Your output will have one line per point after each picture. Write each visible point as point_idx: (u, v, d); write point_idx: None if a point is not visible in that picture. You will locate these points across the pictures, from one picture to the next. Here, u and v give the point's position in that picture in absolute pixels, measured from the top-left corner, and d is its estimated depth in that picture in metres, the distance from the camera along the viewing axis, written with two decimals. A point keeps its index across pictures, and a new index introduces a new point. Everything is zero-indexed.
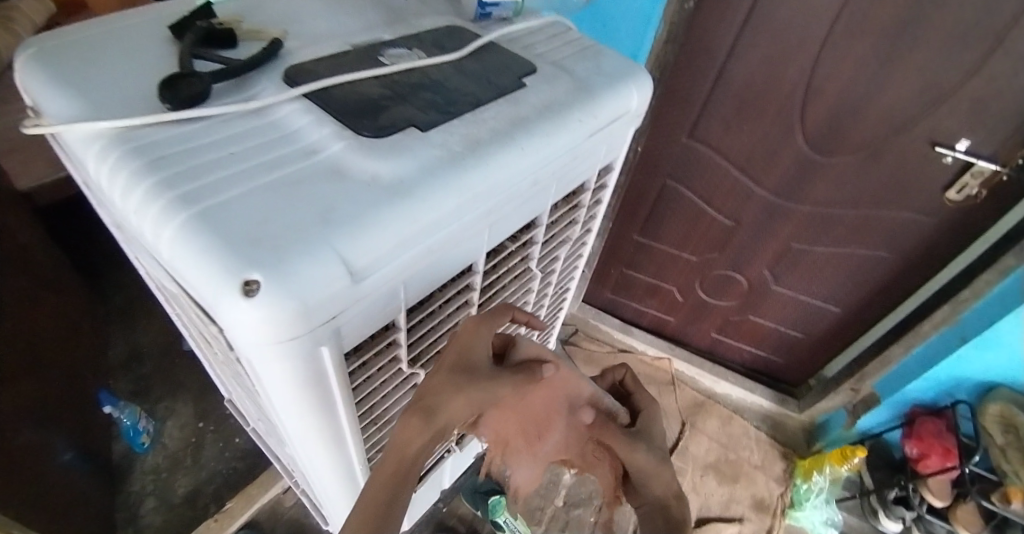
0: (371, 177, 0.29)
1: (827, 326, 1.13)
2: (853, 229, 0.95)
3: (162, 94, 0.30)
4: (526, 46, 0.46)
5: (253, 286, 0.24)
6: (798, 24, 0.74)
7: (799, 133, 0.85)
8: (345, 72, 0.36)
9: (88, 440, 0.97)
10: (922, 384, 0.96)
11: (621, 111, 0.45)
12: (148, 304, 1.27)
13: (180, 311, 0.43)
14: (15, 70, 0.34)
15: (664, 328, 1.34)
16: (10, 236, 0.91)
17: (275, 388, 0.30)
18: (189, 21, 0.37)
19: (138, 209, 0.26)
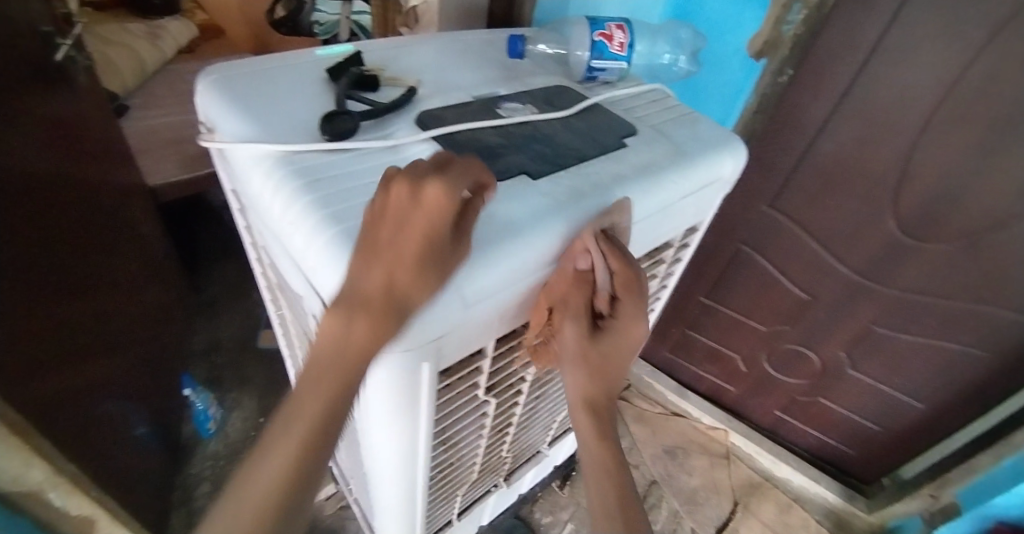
0: (487, 217, 0.33)
1: (908, 424, 1.05)
2: (943, 321, 0.89)
3: (321, 127, 0.36)
4: (627, 109, 0.50)
5: (384, 301, 0.28)
6: (895, 107, 0.73)
7: (890, 216, 0.82)
8: (468, 121, 0.41)
9: (164, 417, 1.05)
10: (1006, 499, 0.87)
11: (714, 178, 0.47)
12: (236, 304, 1.39)
13: (289, 313, 0.47)
14: (198, 92, 0.41)
15: (723, 397, 1.29)
16: (134, 226, 1.04)
17: (376, 394, 0.33)
18: (344, 66, 0.43)
19: (295, 221, 0.31)
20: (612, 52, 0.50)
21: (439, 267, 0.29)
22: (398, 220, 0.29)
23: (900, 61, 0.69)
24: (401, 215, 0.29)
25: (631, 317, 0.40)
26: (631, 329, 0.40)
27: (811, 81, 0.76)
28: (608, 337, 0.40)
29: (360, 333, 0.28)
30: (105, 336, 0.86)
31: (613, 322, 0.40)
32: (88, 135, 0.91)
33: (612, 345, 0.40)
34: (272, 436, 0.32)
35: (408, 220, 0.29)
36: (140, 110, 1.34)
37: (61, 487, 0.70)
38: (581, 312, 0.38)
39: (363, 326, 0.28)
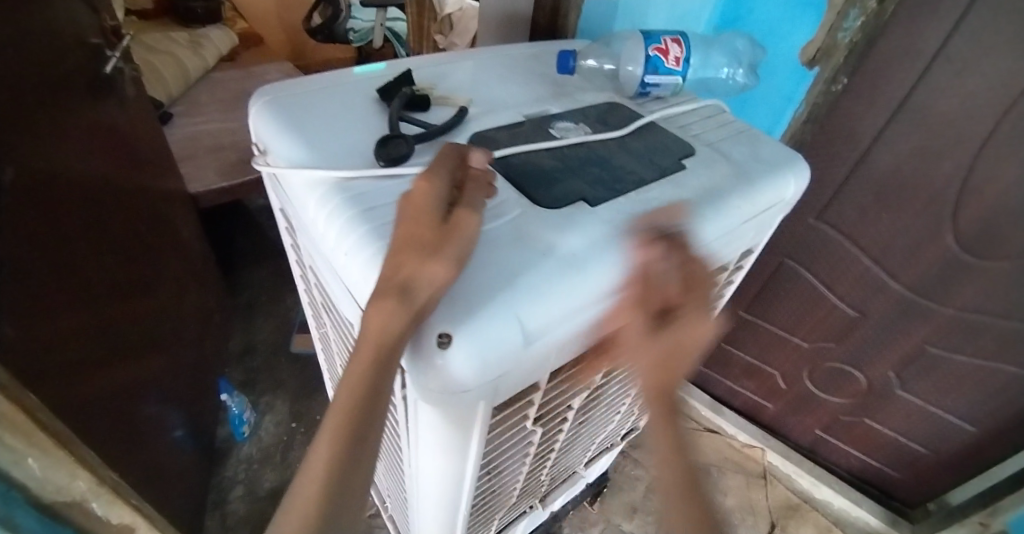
0: (548, 248, 0.32)
1: (958, 446, 0.96)
2: (1003, 343, 0.81)
3: (376, 153, 0.36)
4: (682, 126, 0.48)
5: (446, 339, 0.27)
6: (958, 119, 0.67)
7: (949, 232, 0.75)
8: (522, 143, 0.40)
9: (201, 420, 1.06)
10: None
11: (777, 200, 0.45)
12: (271, 308, 1.41)
13: (335, 333, 0.47)
14: (252, 113, 0.41)
15: (759, 413, 1.22)
16: (176, 232, 1.06)
17: (429, 431, 0.32)
18: (396, 86, 0.43)
19: (351, 252, 0.31)
20: (667, 67, 0.48)
21: (458, 244, 0.29)
22: (413, 210, 0.30)
23: (957, 72, 0.65)
24: (414, 206, 0.30)
25: (696, 320, 0.34)
26: (695, 337, 0.34)
27: (867, 89, 0.72)
28: (670, 336, 0.34)
29: (377, 325, 0.27)
30: (147, 341, 0.88)
31: (676, 323, 0.34)
32: (134, 143, 0.93)
33: (672, 348, 0.35)
34: (308, 462, 0.30)
35: (421, 204, 0.30)
36: (184, 118, 1.37)
37: (105, 496, 0.72)
38: (642, 302, 0.33)
39: (380, 316, 0.27)
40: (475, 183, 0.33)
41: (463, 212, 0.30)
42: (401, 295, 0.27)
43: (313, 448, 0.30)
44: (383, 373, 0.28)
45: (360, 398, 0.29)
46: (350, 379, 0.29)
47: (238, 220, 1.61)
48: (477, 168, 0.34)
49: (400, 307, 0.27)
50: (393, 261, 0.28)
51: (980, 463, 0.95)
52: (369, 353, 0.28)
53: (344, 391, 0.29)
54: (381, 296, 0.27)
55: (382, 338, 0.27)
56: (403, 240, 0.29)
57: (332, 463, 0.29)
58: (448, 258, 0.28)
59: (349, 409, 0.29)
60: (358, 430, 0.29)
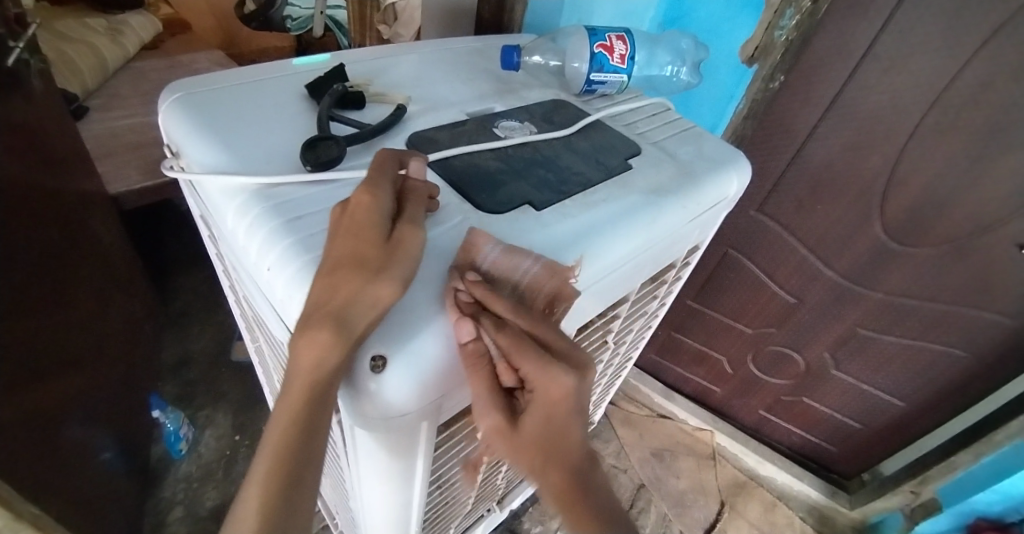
0: (492, 256, 0.31)
1: (889, 420, 1.02)
2: (926, 323, 0.86)
3: (303, 156, 0.33)
4: (628, 124, 0.47)
5: (380, 363, 0.25)
6: (885, 115, 0.71)
7: (876, 222, 0.79)
8: (464, 144, 0.39)
9: (131, 440, 0.98)
10: (989, 495, 0.86)
11: (721, 197, 0.45)
12: (208, 313, 1.32)
13: (268, 349, 0.44)
14: (162, 112, 0.37)
15: (707, 398, 1.26)
16: (95, 238, 0.97)
17: (371, 457, 0.31)
18: (326, 82, 0.39)
19: (275, 267, 0.28)
20: (613, 64, 0.47)
21: (405, 264, 0.27)
22: (353, 225, 0.28)
23: (885, 69, 0.68)
24: (353, 222, 0.28)
25: (554, 381, 0.28)
26: (559, 398, 0.28)
27: (803, 86, 0.74)
28: (535, 411, 0.29)
29: (310, 360, 0.25)
30: (67, 357, 0.80)
31: (534, 396, 0.29)
32: (42, 141, 0.83)
33: (544, 424, 0.29)
34: (239, 509, 0.27)
35: (363, 218, 0.27)
36: (101, 111, 1.26)
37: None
38: (501, 376, 0.28)
39: (312, 351, 0.24)
40: (417, 194, 0.31)
41: (409, 227, 0.28)
42: (338, 325, 0.24)
43: (243, 495, 0.27)
44: (317, 412, 0.26)
45: (298, 440, 0.27)
46: (281, 418, 0.27)
47: (167, 221, 1.51)
48: (412, 177, 0.32)
49: (339, 339, 0.24)
50: (329, 281, 0.26)
51: (909, 437, 1.02)
52: (300, 393, 0.26)
53: (275, 435, 0.27)
54: (312, 327, 0.24)
55: (317, 374, 0.25)
56: (342, 257, 0.27)
57: (267, 510, 0.26)
58: (394, 278, 0.26)
59: (282, 453, 0.27)
60: (293, 472, 0.27)
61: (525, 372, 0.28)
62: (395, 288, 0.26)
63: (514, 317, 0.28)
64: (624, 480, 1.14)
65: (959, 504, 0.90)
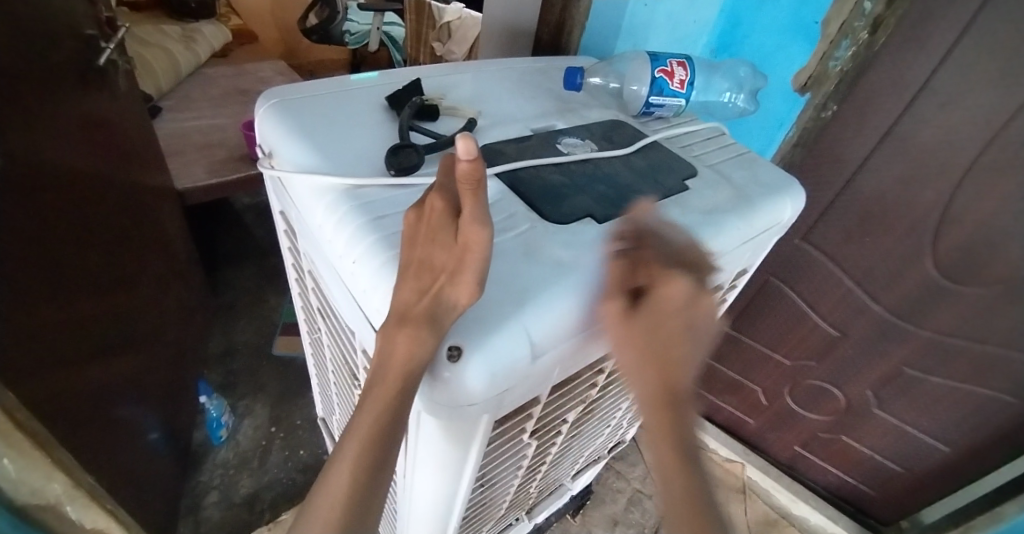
0: (557, 263, 0.33)
1: (933, 466, 0.98)
2: (977, 366, 0.83)
3: (387, 161, 0.36)
4: (684, 146, 0.49)
5: (456, 352, 0.28)
6: (940, 150, 0.70)
7: (928, 258, 0.77)
8: (529, 158, 0.41)
9: (177, 422, 1.03)
10: None
11: (774, 223, 0.45)
12: (255, 309, 1.39)
13: (331, 339, 0.47)
14: (259, 116, 0.41)
15: (739, 428, 1.23)
16: (161, 227, 1.04)
17: (433, 444, 0.33)
18: (406, 95, 0.43)
19: (360, 260, 0.31)
20: (672, 89, 0.49)
21: (478, 268, 0.28)
22: (431, 230, 0.30)
23: (943, 102, 0.67)
24: (429, 228, 0.30)
25: (669, 282, 0.33)
26: (673, 298, 0.33)
27: (855, 116, 0.74)
28: (647, 315, 0.33)
29: (405, 355, 0.27)
30: (126, 339, 0.86)
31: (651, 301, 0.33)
32: (122, 135, 0.91)
33: (657, 321, 0.33)
34: (322, 488, 0.29)
35: (438, 224, 0.29)
36: (173, 112, 1.35)
37: (80, 500, 0.71)
38: (620, 284, 0.33)
39: (407, 346, 0.27)
40: (473, 186, 0.28)
41: (472, 225, 0.28)
42: (431, 325, 0.27)
43: (329, 474, 0.30)
44: (406, 401, 0.29)
45: (387, 427, 0.29)
46: (373, 408, 0.29)
47: (223, 219, 1.59)
48: (462, 163, 0.26)
49: (428, 334, 0.27)
50: (417, 286, 0.28)
51: (954, 484, 0.97)
52: (396, 384, 0.28)
53: (365, 422, 0.29)
54: (409, 327, 0.27)
55: (410, 369, 0.28)
56: (419, 262, 0.29)
57: (354, 491, 0.29)
58: (463, 279, 0.28)
59: (370, 439, 0.29)
60: (378, 458, 0.29)
61: (654, 286, 0.33)
62: (473, 291, 0.28)
63: (655, 250, 0.34)
64: (649, 505, 1.12)
65: None
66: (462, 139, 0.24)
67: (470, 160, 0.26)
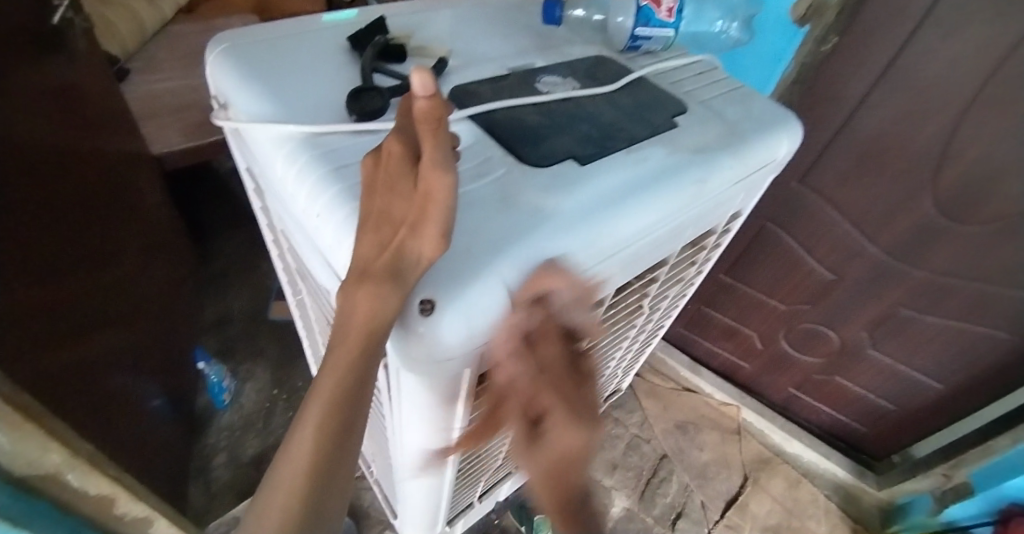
0: (535, 208, 0.31)
1: (926, 403, 0.99)
2: (973, 304, 0.82)
3: (348, 107, 0.33)
4: (673, 82, 0.46)
5: (428, 306, 0.26)
6: (942, 82, 0.66)
7: (927, 196, 0.75)
8: (504, 98, 0.38)
9: (177, 390, 1.04)
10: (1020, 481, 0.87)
11: (768, 161, 0.43)
12: (246, 275, 1.37)
13: (310, 299, 0.46)
14: (209, 63, 0.38)
15: (735, 373, 1.24)
16: (140, 196, 1.01)
17: (414, 401, 0.32)
18: (369, 35, 0.40)
19: (322, 214, 0.29)
20: (660, 19, 0.46)
21: (441, 218, 0.26)
22: (387, 179, 0.27)
23: (946, 33, 0.63)
24: (388, 176, 0.27)
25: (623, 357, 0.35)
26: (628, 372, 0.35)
27: (856, 49, 0.70)
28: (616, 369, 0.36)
29: (367, 311, 0.26)
30: (114, 309, 0.84)
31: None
32: (88, 101, 0.86)
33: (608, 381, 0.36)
34: (288, 450, 0.29)
35: (395, 170, 0.27)
36: (142, 74, 1.28)
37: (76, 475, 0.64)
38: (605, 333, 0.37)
39: (370, 302, 0.26)
40: (434, 125, 0.24)
41: (433, 170, 0.25)
42: (394, 279, 0.26)
43: (294, 435, 0.29)
44: (370, 362, 0.28)
45: (350, 389, 0.29)
46: (336, 370, 0.29)
47: (206, 184, 1.55)
48: (419, 101, 0.22)
49: (392, 288, 0.25)
50: (377, 240, 0.27)
51: (949, 417, 0.98)
52: (360, 339, 0.27)
53: (330, 385, 0.29)
54: (371, 280, 0.26)
55: (370, 327, 0.26)
56: (380, 213, 0.27)
57: (317, 456, 0.29)
58: (426, 230, 0.26)
59: (336, 401, 0.29)
60: (343, 420, 0.29)
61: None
62: (438, 245, 0.26)
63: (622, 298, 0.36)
64: (647, 449, 1.15)
65: (994, 489, 0.91)
66: (416, 74, 0.20)
67: (429, 97, 0.22)
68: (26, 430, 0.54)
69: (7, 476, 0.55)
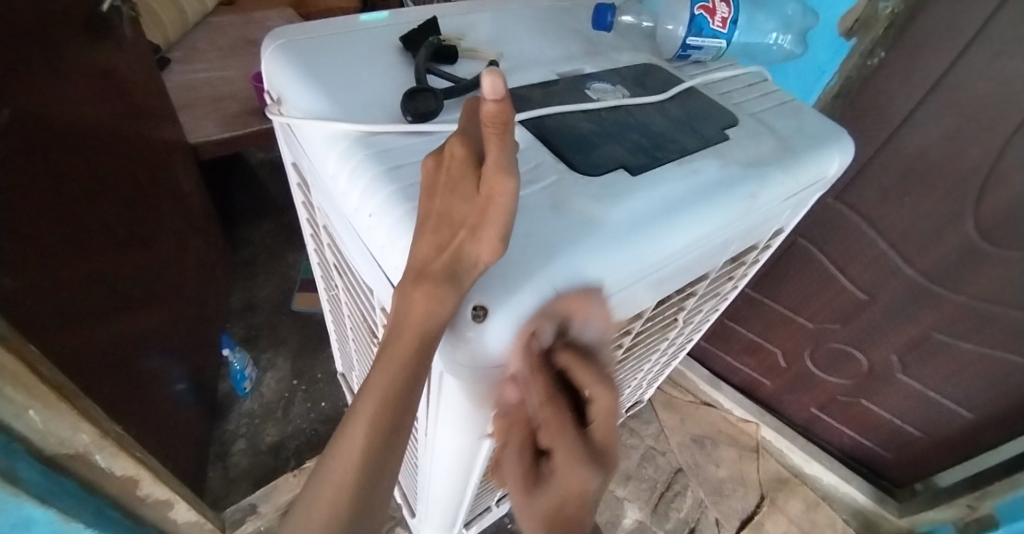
0: (585, 217, 0.31)
1: (955, 431, 0.96)
2: (1012, 332, 0.79)
3: (403, 107, 0.34)
4: (724, 93, 0.45)
5: (481, 313, 0.26)
6: (993, 102, 0.64)
7: (971, 218, 0.73)
8: (556, 104, 0.38)
9: (202, 374, 1.06)
10: None
11: (820, 177, 0.42)
12: (273, 264, 1.39)
13: (349, 295, 0.47)
14: (265, 59, 0.38)
15: (756, 389, 1.22)
16: (177, 184, 1.03)
17: (456, 405, 0.32)
18: (422, 35, 0.40)
19: (377, 215, 0.29)
20: (712, 28, 0.45)
21: (502, 223, 0.26)
22: (448, 182, 0.27)
23: (998, 52, 0.61)
24: (450, 177, 0.27)
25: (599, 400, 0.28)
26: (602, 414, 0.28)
27: (905, 64, 0.69)
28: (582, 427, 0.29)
29: (421, 313, 0.26)
30: (147, 293, 0.86)
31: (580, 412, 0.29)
32: (131, 88, 0.88)
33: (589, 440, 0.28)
34: (338, 449, 0.29)
35: (458, 174, 0.27)
36: (182, 63, 1.31)
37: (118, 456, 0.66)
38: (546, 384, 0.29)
39: (425, 303, 0.26)
40: (500, 129, 0.24)
41: (498, 175, 0.25)
42: (448, 281, 0.25)
43: (344, 434, 0.29)
44: (422, 364, 0.28)
45: (399, 390, 0.29)
46: (387, 372, 0.28)
47: (237, 174, 1.58)
48: (487, 103, 0.22)
49: (447, 291, 0.25)
50: (435, 241, 0.26)
51: (978, 447, 0.95)
52: (413, 341, 0.27)
53: (384, 383, 0.29)
54: (426, 283, 0.25)
55: (423, 329, 0.26)
56: (437, 215, 0.27)
57: (369, 456, 0.29)
58: (483, 233, 0.26)
59: (386, 402, 0.29)
60: (393, 420, 0.29)
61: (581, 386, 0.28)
62: (496, 249, 0.25)
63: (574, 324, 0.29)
64: (663, 462, 1.13)
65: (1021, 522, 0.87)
66: (489, 75, 0.20)
67: (497, 100, 0.22)
68: (62, 410, 0.55)
69: (39, 452, 0.57)
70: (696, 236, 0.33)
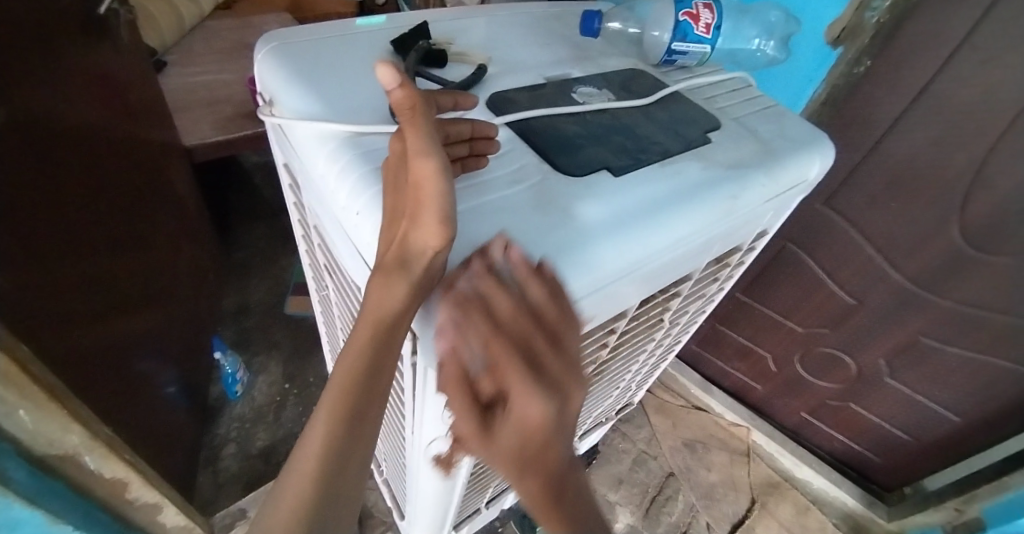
0: (569, 215, 0.31)
1: (943, 435, 0.97)
2: (996, 337, 0.80)
3: (393, 108, 0.34)
4: (708, 98, 0.46)
5: (463, 306, 0.27)
6: (976, 111, 0.66)
7: (954, 224, 0.74)
8: (542, 107, 0.39)
9: (193, 377, 1.05)
10: None
11: (801, 180, 0.43)
12: (266, 268, 1.39)
13: (337, 294, 0.47)
14: (258, 60, 0.39)
15: (747, 394, 1.23)
16: (172, 186, 1.04)
17: (438, 399, 0.32)
18: (412, 39, 0.41)
19: (363, 212, 0.30)
20: (697, 34, 0.46)
21: (437, 205, 0.27)
22: (393, 178, 0.29)
23: (982, 62, 0.63)
24: (393, 175, 0.29)
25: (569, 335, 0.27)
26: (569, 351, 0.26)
27: (889, 73, 0.71)
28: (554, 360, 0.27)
29: (378, 301, 0.28)
30: (140, 295, 0.86)
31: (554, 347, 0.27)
32: (127, 90, 0.88)
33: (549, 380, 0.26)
34: (306, 438, 0.31)
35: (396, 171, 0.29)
36: (177, 66, 1.32)
37: (107, 457, 0.66)
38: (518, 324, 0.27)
39: (383, 292, 0.27)
40: (410, 113, 0.27)
41: (418, 158, 0.27)
42: (403, 269, 0.27)
43: (311, 424, 0.31)
44: (384, 352, 0.29)
45: (363, 377, 0.30)
46: (350, 358, 0.30)
47: (231, 177, 1.58)
48: (392, 91, 0.25)
49: (400, 281, 0.27)
50: (385, 236, 0.28)
51: (966, 451, 0.96)
52: (369, 328, 0.29)
53: (344, 371, 0.30)
54: (387, 274, 0.27)
55: (379, 315, 0.28)
56: (389, 211, 0.28)
57: (333, 442, 0.30)
58: (427, 219, 0.26)
59: (348, 389, 0.30)
60: (358, 408, 0.30)
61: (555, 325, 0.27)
62: (438, 232, 0.26)
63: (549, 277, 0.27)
64: (654, 466, 1.13)
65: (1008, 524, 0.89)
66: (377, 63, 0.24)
67: (399, 86, 0.25)
68: (52, 409, 0.55)
69: (28, 452, 0.57)
70: (678, 234, 0.34)
